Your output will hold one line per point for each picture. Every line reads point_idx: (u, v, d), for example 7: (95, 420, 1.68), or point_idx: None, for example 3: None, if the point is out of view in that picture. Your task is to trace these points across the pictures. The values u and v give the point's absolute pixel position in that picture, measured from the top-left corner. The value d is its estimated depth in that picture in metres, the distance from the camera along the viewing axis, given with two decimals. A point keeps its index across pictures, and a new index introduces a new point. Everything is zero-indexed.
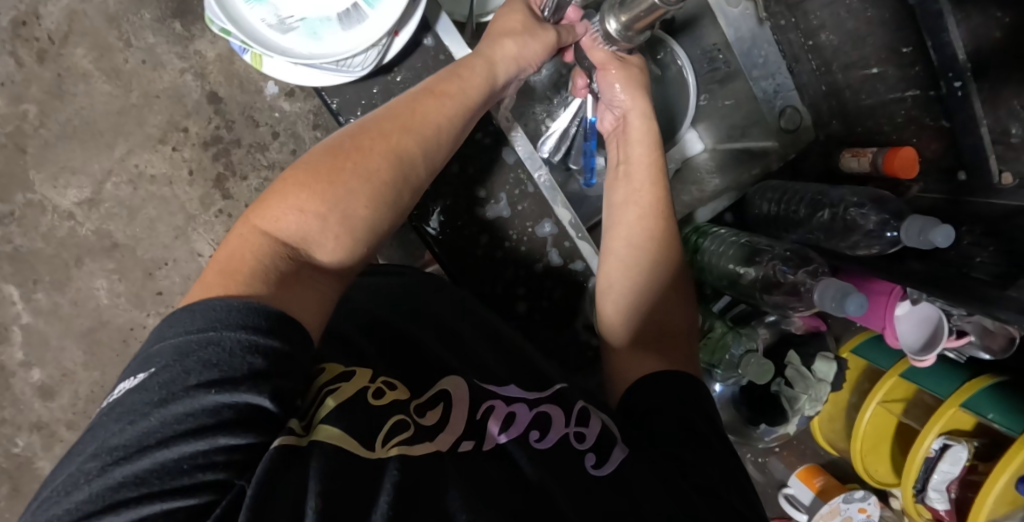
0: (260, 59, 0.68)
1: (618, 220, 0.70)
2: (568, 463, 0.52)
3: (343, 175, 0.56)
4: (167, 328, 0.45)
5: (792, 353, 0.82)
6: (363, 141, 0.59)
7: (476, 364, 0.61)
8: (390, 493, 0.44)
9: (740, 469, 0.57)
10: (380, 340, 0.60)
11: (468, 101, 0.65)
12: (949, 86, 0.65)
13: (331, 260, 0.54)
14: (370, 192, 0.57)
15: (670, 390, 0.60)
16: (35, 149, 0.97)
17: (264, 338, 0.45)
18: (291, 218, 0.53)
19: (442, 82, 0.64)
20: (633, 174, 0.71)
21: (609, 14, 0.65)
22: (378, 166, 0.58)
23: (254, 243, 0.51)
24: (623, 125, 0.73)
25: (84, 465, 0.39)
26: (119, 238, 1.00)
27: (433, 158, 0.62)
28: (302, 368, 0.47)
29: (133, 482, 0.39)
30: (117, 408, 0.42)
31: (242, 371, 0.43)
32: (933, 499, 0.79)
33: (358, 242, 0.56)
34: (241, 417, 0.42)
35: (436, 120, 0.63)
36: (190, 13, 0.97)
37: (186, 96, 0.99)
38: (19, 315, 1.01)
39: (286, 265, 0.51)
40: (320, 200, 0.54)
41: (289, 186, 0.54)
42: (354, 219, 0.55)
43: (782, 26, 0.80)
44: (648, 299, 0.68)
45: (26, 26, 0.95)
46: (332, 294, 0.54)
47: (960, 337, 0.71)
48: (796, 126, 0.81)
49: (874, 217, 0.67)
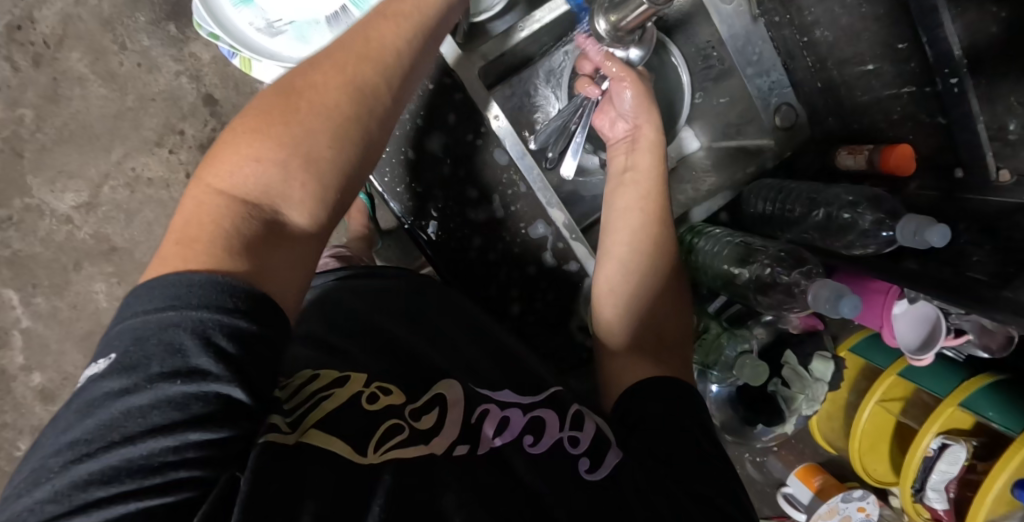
0: (248, 64, 0.65)
1: (622, 225, 0.69)
2: (562, 469, 0.52)
3: (299, 115, 0.51)
4: (126, 307, 0.42)
5: (789, 353, 0.81)
6: (317, 78, 0.53)
7: (467, 367, 0.60)
8: (384, 500, 0.44)
9: (734, 477, 0.56)
10: (366, 339, 0.59)
11: (427, 24, 0.59)
12: (946, 82, 0.63)
13: (301, 209, 0.50)
14: (333, 130, 0.52)
15: (670, 396, 0.60)
16: (31, 154, 0.97)
17: (229, 320, 0.41)
18: (248, 170, 0.48)
19: (393, 2, 0.59)
20: (641, 182, 0.70)
21: (597, 14, 0.64)
22: (336, 101, 0.52)
23: (213, 204, 0.47)
24: (635, 134, 0.72)
25: (48, 461, 0.37)
26: (117, 241, 1.01)
27: (402, 87, 0.57)
28: (271, 354, 0.43)
29: (100, 480, 0.37)
30: (82, 400, 0.40)
31: (206, 359, 0.40)
32: (931, 499, 0.79)
33: (327, 185, 0.51)
34: (210, 409, 0.40)
35: (393, 44, 0.57)
36: (184, 15, 0.97)
37: (181, 98, 0.99)
38: (19, 320, 1.01)
39: (249, 225, 0.47)
40: (277, 145, 0.49)
41: (243, 135, 0.50)
42: (318, 160, 0.50)
43: (777, 23, 0.78)
44: (646, 301, 0.67)
45: (21, 30, 0.95)
46: (308, 255, 0.51)
47: (958, 336, 0.71)
48: (792, 124, 0.82)
49: (869, 215, 0.67)
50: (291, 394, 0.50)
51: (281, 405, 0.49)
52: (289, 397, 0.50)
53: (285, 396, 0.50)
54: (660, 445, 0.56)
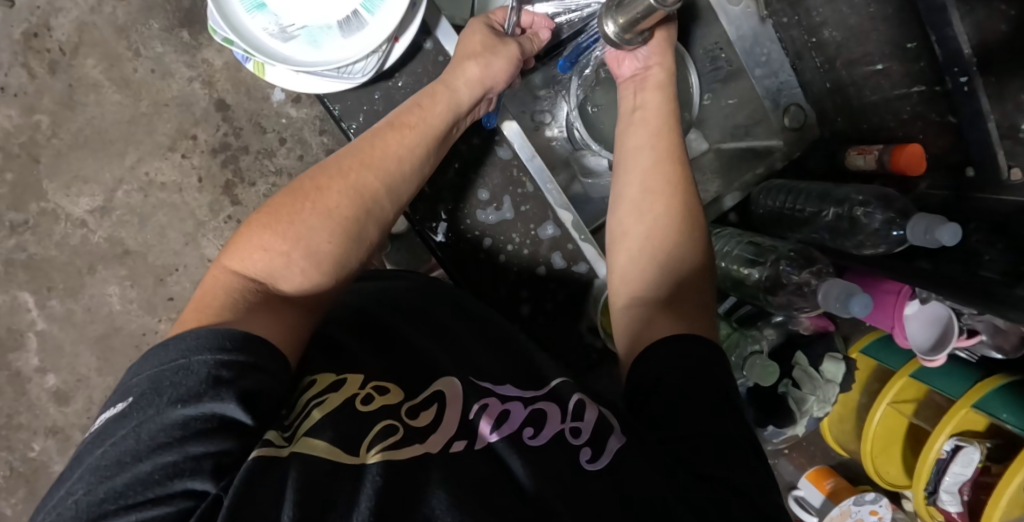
0: (262, 68, 0.69)
1: (633, 163, 0.69)
2: (563, 460, 0.50)
3: (302, 213, 0.58)
4: (143, 362, 0.47)
5: (799, 354, 0.80)
6: (323, 181, 0.60)
7: (471, 361, 0.59)
8: (372, 499, 0.43)
9: (756, 457, 0.52)
10: (381, 348, 0.59)
11: (434, 130, 0.66)
12: (955, 81, 0.63)
13: (300, 291, 0.56)
14: (332, 227, 0.58)
15: (696, 353, 0.56)
16: (48, 159, 0.99)
17: (230, 356, 0.46)
18: (256, 256, 0.55)
19: (403, 114, 0.66)
20: (649, 120, 0.71)
21: (607, 17, 0.67)
22: (337, 203, 0.59)
23: (224, 281, 0.54)
24: (644, 75, 0.73)
25: (72, 487, 0.41)
26: (131, 245, 1.02)
27: (399, 191, 0.64)
28: (275, 382, 0.48)
29: (112, 496, 0.40)
30: (101, 435, 0.44)
31: (205, 385, 0.44)
32: (945, 502, 0.78)
33: (324, 274, 0.57)
34: (210, 427, 0.44)
35: (397, 153, 0.64)
36: (198, 22, 0.98)
37: (194, 104, 1.00)
38: (35, 322, 1.02)
39: (256, 297, 0.53)
40: (282, 237, 0.56)
41: (255, 227, 0.57)
42: (317, 253, 0.57)
43: (785, 24, 0.80)
44: (671, 268, 0.64)
45: (38, 38, 0.96)
46: (305, 321, 0.55)
47: (971, 337, 0.71)
48: (801, 124, 0.82)
49: (879, 215, 0.67)
50: (291, 408, 0.51)
51: (282, 420, 0.49)
52: (287, 411, 0.50)
53: (284, 410, 0.50)
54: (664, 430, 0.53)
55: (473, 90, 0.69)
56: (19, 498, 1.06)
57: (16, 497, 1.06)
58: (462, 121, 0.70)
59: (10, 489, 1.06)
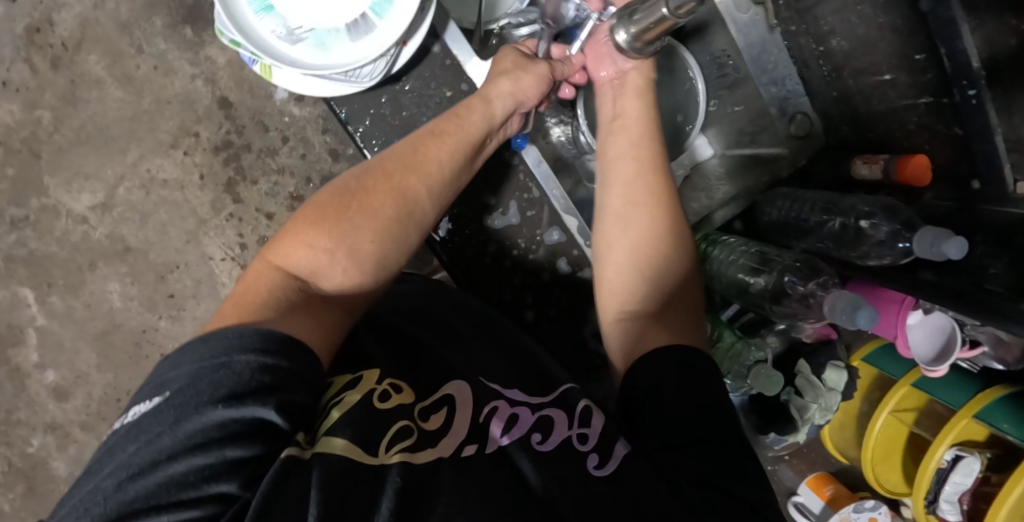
0: (269, 70, 0.69)
1: (614, 175, 0.67)
2: (569, 463, 0.50)
3: (349, 213, 0.58)
4: (181, 354, 0.46)
5: (802, 362, 0.81)
6: (368, 183, 0.60)
7: (483, 367, 0.59)
8: (393, 501, 0.43)
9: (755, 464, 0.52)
10: (404, 353, 0.58)
11: (472, 138, 0.66)
12: (964, 94, 0.63)
13: (339, 290, 0.55)
14: (376, 228, 0.58)
15: (683, 367, 0.55)
16: (49, 155, 0.98)
17: (273, 360, 0.45)
18: (301, 253, 0.55)
19: (445, 122, 0.65)
20: (629, 128, 0.69)
21: (619, 25, 0.67)
22: (383, 205, 0.59)
23: (269, 277, 0.53)
24: (621, 80, 0.71)
25: (101, 483, 0.40)
26: (132, 242, 1.01)
27: (439, 197, 0.63)
28: (308, 391, 0.47)
29: (144, 496, 0.40)
30: (133, 430, 0.42)
31: (249, 386, 0.44)
32: (944, 510, 0.78)
33: (364, 274, 0.57)
34: (248, 430, 0.43)
35: (440, 162, 0.63)
36: (200, 19, 0.98)
37: (196, 101, 1.00)
38: (35, 318, 1.02)
39: (295, 296, 0.53)
40: (328, 235, 0.56)
41: (301, 226, 0.56)
42: (360, 253, 0.57)
43: (792, 32, 0.80)
44: (669, 273, 0.65)
45: (40, 33, 0.96)
46: (340, 325, 0.54)
47: (974, 348, 0.71)
48: (807, 132, 0.84)
49: (885, 227, 0.67)
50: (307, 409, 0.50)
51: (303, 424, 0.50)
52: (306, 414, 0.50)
53: None
54: (666, 437, 0.52)
55: (506, 106, 0.68)
56: (18, 493, 1.06)
57: (14, 492, 1.06)
58: (495, 134, 0.69)
59: (9, 485, 1.06)
